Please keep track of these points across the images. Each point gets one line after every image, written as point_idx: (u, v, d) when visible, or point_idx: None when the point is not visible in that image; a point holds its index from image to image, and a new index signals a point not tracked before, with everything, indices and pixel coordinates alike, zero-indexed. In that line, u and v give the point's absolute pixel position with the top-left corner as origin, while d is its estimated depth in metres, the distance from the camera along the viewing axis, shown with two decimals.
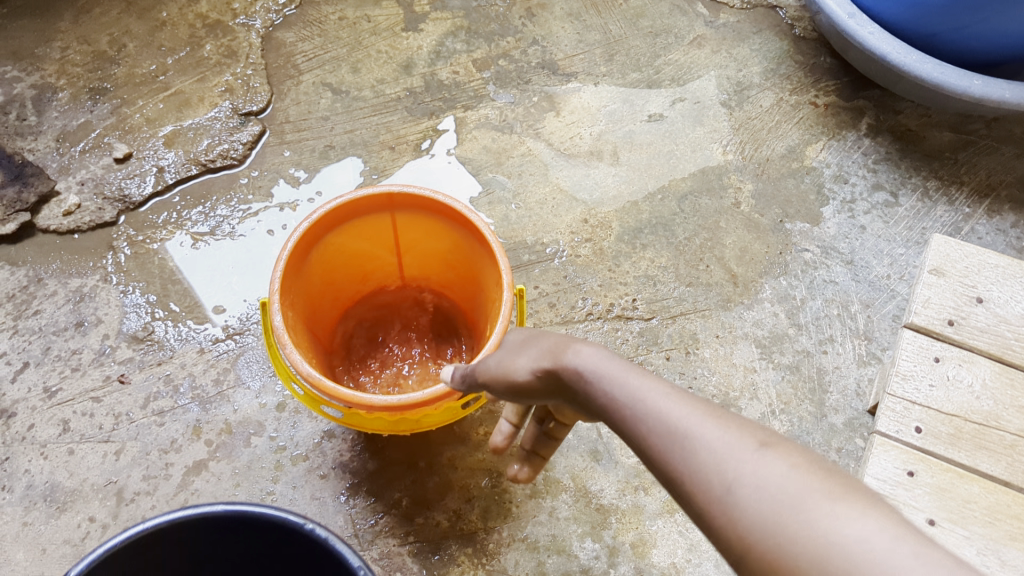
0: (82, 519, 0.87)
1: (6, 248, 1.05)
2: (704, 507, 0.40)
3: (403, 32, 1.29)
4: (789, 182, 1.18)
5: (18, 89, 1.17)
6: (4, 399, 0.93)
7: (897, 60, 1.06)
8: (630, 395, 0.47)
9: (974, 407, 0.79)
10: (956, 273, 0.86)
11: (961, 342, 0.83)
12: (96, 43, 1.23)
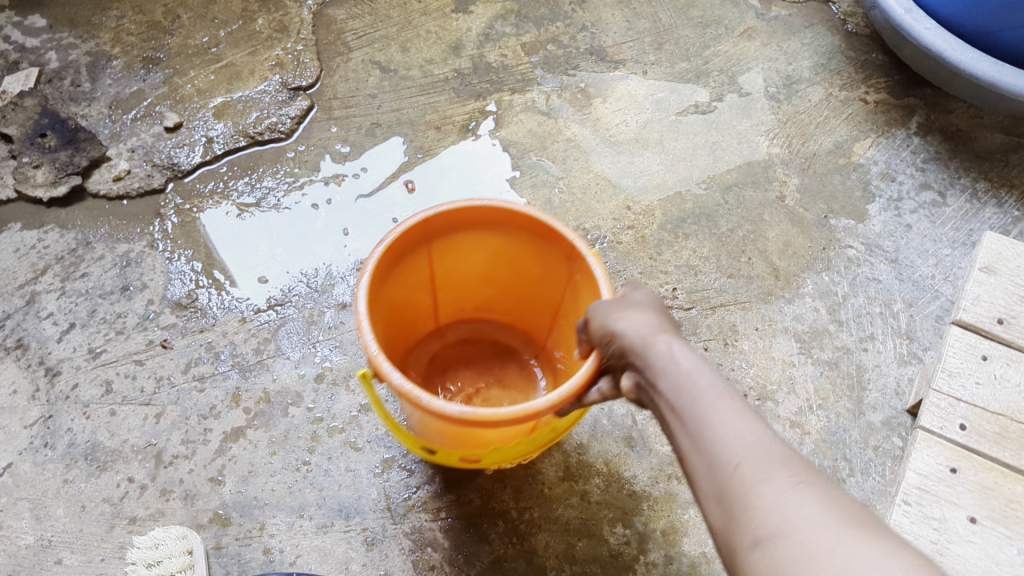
0: (121, 479, 0.88)
1: (56, 211, 1.07)
2: (759, 489, 0.45)
3: (453, 13, 1.29)
4: (835, 178, 1.17)
5: (74, 56, 1.20)
6: (50, 357, 0.95)
7: (952, 57, 1.04)
8: (711, 377, 0.51)
9: (1021, 406, 0.78)
10: (1007, 272, 0.85)
11: (1009, 340, 0.82)
12: (150, 14, 1.24)
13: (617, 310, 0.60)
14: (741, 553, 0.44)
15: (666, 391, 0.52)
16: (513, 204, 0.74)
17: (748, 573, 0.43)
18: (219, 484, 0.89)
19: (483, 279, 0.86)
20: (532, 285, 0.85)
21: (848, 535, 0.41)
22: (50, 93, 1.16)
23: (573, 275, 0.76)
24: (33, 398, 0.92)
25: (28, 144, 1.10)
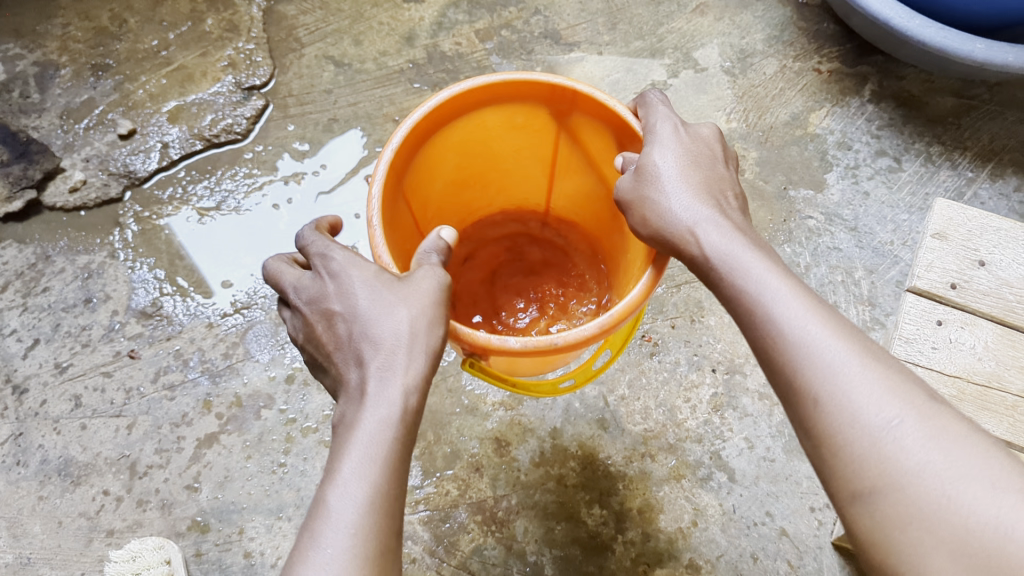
0: (97, 492, 0.88)
1: (12, 226, 1.06)
2: (846, 430, 0.48)
3: (405, 3, 1.28)
4: (793, 150, 1.18)
5: (22, 66, 1.18)
6: (16, 375, 0.94)
7: (900, 25, 1.05)
8: (782, 301, 0.54)
9: (976, 367, 0.75)
10: (958, 237, 0.80)
11: (963, 305, 0.78)
12: (97, 19, 1.22)
13: (647, 199, 0.63)
14: (844, 497, 0.48)
15: (747, 314, 0.55)
16: (463, 83, 0.71)
17: (851, 521, 0.47)
18: (196, 491, 0.89)
19: (467, 178, 0.85)
20: (521, 151, 0.84)
21: (948, 486, 0.44)
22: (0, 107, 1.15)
23: (567, 118, 0.76)
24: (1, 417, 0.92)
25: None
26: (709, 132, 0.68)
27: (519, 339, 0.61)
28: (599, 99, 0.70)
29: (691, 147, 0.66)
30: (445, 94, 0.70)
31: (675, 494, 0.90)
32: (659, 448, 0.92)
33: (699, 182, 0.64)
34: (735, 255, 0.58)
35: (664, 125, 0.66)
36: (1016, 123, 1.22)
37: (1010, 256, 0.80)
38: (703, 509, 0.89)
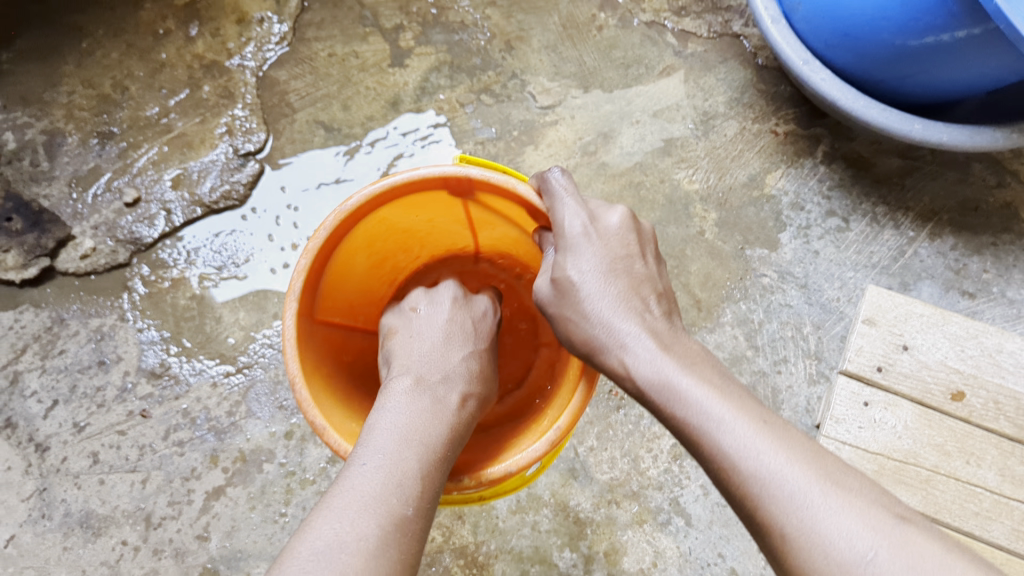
0: (116, 542, 1.01)
1: (29, 291, 1.14)
2: (819, 560, 0.52)
3: (390, 67, 1.31)
4: (750, 211, 1.26)
5: (30, 135, 1.24)
6: (38, 434, 1.04)
7: (845, 106, 1.07)
8: (729, 431, 0.59)
9: (896, 446, 0.95)
10: (886, 323, 0.99)
11: (886, 385, 0.97)
12: (99, 85, 1.26)
13: (573, 318, 0.73)
14: None
15: (698, 447, 0.60)
16: (363, 193, 0.76)
17: None
18: (206, 540, 1.02)
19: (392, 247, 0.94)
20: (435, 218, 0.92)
21: None
22: (11, 175, 1.21)
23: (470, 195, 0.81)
24: (27, 472, 1.03)
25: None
26: (613, 223, 0.75)
27: (472, 475, 0.71)
28: (495, 181, 0.74)
29: (605, 253, 0.74)
30: (350, 206, 0.76)
31: (638, 537, 1.00)
32: (624, 495, 1.02)
33: (613, 291, 0.72)
34: (682, 386, 0.63)
35: (572, 228, 0.74)
36: (956, 183, 1.29)
37: (930, 340, 0.98)
38: (662, 551, 1.00)
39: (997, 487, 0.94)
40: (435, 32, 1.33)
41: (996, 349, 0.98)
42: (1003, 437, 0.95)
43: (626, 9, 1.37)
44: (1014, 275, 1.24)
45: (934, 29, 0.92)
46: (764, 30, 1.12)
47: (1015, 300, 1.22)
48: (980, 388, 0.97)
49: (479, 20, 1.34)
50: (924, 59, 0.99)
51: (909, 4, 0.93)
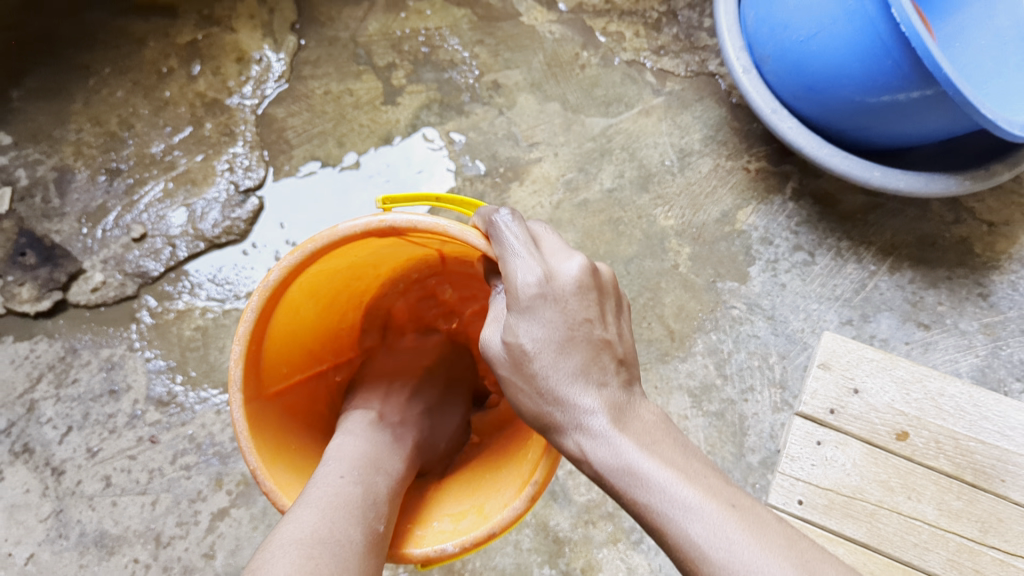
0: (128, 560, 1.10)
1: (43, 322, 1.21)
2: None
3: (383, 105, 1.35)
4: (721, 245, 1.32)
5: (42, 171, 1.29)
6: (54, 458, 1.13)
7: (810, 154, 1.11)
8: (697, 524, 0.60)
9: (844, 482, 1.06)
10: (839, 367, 1.09)
11: (838, 426, 1.08)
12: (106, 123, 1.32)
13: (528, 389, 0.68)
14: None
15: (666, 539, 0.61)
16: (283, 264, 0.71)
17: None
18: (212, 558, 1.10)
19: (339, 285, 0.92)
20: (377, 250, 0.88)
21: None
22: (24, 212, 1.26)
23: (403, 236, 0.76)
24: (44, 494, 1.11)
25: (11, 264, 1.23)
26: (569, 279, 0.67)
27: (455, 542, 0.72)
28: (425, 226, 0.69)
29: (560, 320, 0.66)
30: (276, 271, 0.72)
31: (612, 555, 1.08)
32: (600, 516, 1.09)
33: (571, 363, 0.67)
34: (648, 474, 0.63)
35: (524, 288, 0.65)
36: (916, 219, 1.34)
37: (879, 384, 1.09)
38: (634, 569, 1.08)
39: (937, 520, 1.03)
40: (425, 70, 1.38)
41: (939, 392, 1.07)
42: (942, 474, 1.05)
43: (608, 47, 1.42)
44: (966, 308, 1.29)
45: (891, 91, 0.97)
46: (735, 74, 1.15)
47: (967, 332, 1.27)
48: (922, 428, 1.07)
49: (467, 58, 1.39)
50: (884, 114, 1.03)
51: (867, 67, 0.97)
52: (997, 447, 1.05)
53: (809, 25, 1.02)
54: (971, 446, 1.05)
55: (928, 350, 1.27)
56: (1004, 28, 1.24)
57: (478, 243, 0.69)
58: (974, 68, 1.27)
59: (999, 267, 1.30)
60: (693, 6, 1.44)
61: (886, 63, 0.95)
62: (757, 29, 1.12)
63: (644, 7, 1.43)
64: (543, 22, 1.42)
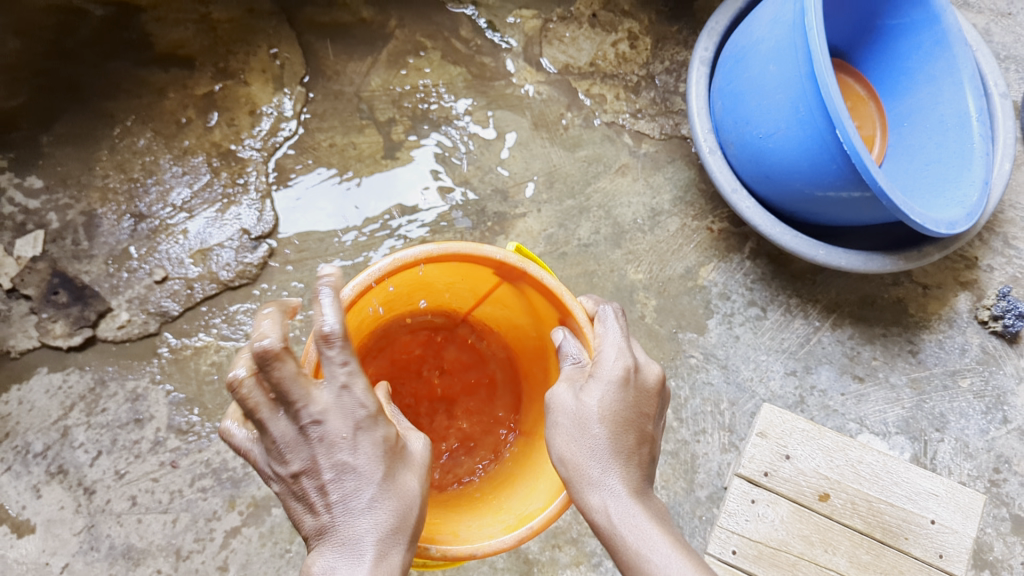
0: (152, 570, 1.25)
1: (73, 355, 1.32)
2: None
3: (384, 159, 1.43)
4: (684, 299, 1.43)
5: (71, 216, 1.34)
6: (86, 479, 1.27)
7: (766, 232, 1.23)
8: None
9: (773, 536, 1.16)
10: (774, 434, 1.19)
11: (771, 486, 1.18)
12: (129, 170, 1.37)
13: (574, 441, 0.79)
14: None
15: None
16: (428, 247, 0.84)
17: None
18: (225, 571, 1.26)
19: (405, 295, 1.02)
20: (460, 284, 1.03)
21: None
22: (56, 254, 1.33)
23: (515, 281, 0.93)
24: (77, 511, 1.26)
25: (44, 302, 1.32)
26: (652, 376, 0.83)
27: (438, 547, 0.80)
28: (550, 283, 0.86)
29: (631, 401, 0.80)
30: (430, 249, 0.84)
31: None
32: (565, 541, 1.26)
33: (625, 438, 0.79)
34: (654, 538, 0.74)
35: (616, 367, 0.81)
36: (860, 278, 1.47)
37: (807, 450, 1.20)
38: None
39: (848, 571, 1.15)
40: (423, 126, 1.44)
41: (858, 460, 1.20)
42: (855, 531, 1.17)
43: (591, 109, 1.49)
44: (897, 362, 1.43)
45: (836, 188, 1.12)
46: (701, 154, 1.26)
47: (896, 385, 1.42)
48: (841, 491, 1.18)
49: (462, 114, 1.46)
50: (826, 204, 1.17)
51: (816, 167, 1.11)
52: (903, 509, 1.18)
53: (767, 125, 1.15)
54: (881, 507, 1.18)
55: (861, 401, 1.41)
56: (947, 116, 1.30)
57: (580, 315, 0.86)
58: (919, 147, 1.36)
59: (928, 326, 1.44)
60: (669, 70, 1.51)
61: (832, 167, 1.09)
62: (724, 117, 1.24)
63: (625, 70, 1.50)
64: (531, 82, 1.49)
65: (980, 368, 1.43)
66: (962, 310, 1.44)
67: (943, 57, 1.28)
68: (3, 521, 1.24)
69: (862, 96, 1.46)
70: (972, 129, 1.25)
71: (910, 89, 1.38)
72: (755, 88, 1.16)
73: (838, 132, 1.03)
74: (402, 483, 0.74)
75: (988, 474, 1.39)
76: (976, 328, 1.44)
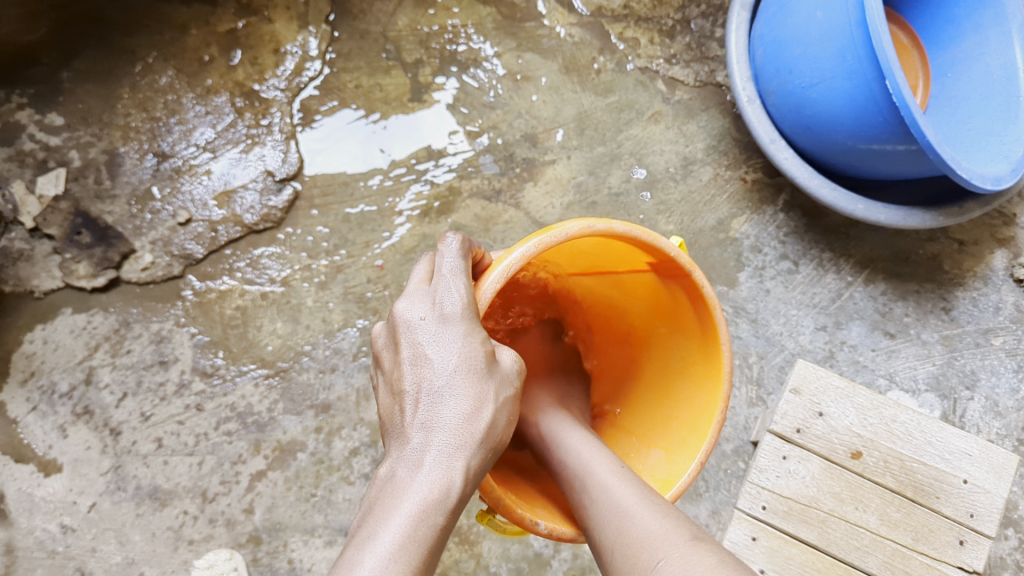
0: (178, 511, 1.26)
1: (97, 296, 1.31)
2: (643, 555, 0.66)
3: (410, 102, 1.40)
4: (714, 252, 1.40)
5: (93, 154, 1.32)
6: (112, 420, 1.27)
7: (803, 184, 1.21)
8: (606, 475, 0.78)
9: (804, 492, 1.14)
10: (808, 391, 1.18)
11: (803, 443, 1.16)
12: (152, 108, 1.34)
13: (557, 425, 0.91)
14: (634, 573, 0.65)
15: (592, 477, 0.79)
16: (615, 225, 0.77)
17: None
18: (250, 513, 1.26)
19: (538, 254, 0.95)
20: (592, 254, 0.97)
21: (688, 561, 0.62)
22: (78, 193, 1.31)
23: (664, 276, 0.89)
24: (104, 451, 1.26)
25: (68, 242, 1.30)
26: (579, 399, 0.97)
27: (547, 525, 0.81)
28: (707, 292, 0.84)
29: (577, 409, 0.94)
30: (616, 225, 0.78)
31: None
32: None
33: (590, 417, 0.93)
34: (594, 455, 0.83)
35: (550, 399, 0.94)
36: (894, 234, 1.44)
37: (841, 408, 1.18)
38: None
39: (877, 528, 1.14)
40: (451, 69, 1.41)
41: (892, 418, 1.18)
42: (887, 489, 1.16)
43: (624, 53, 1.45)
44: (930, 320, 1.41)
45: (880, 141, 1.09)
46: (739, 103, 1.23)
47: (927, 342, 1.40)
48: (874, 449, 1.17)
49: (490, 57, 1.42)
50: (865, 157, 1.15)
51: (861, 120, 1.08)
52: (935, 468, 1.16)
53: (810, 75, 1.12)
54: (914, 465, 1.16)
55: (891, 357, 1.39)
56: (993, 67, 1.26)
57: (724, 330, 0.86)
58: (963, 100, 1.32)
59: (962, 284, 1.41)
60: (706, 14, 1.46)
61: (877, 118, 1.06)
62: (764, 65, 1.21)
63: (659, 14, 1.45)
64: (563, 24, 1.44)
65: (1013, 327, 1.40)
66: (998, 268, 1.42)
67: (992, 5, 1.24)
68: (30, 459, 1.25)
69: (905, 45, 1.41)
70: (1019, 81, 1.21)
71: (955, 38, 1.34)
72: (799, 35, 1.13)
73: (887, 83, 1.00)
74: (476, 387, 0.69)
75: (1016, 433, 1.38)
76: (1011, 286, 1.42)
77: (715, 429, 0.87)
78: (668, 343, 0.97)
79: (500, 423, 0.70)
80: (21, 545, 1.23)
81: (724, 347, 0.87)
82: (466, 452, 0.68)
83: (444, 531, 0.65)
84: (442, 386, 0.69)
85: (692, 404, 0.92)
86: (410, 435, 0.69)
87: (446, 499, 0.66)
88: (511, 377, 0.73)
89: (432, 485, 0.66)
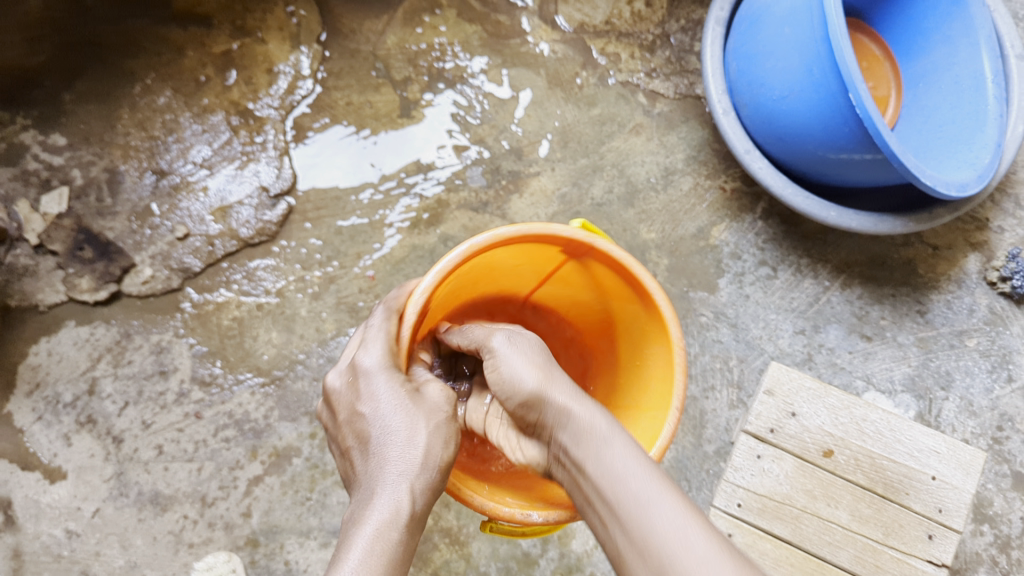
0: (179, 516, 1.30)
1: (99, 309, 1.36)
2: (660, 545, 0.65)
3: (400, 118, 1.45)
4: (695, 259, 1.45)
5: (94, 172, 1.37)
6: (114, 428, 1.32)
7: (776, 193, 1.25)
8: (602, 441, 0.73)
9: (777, 490, 1.19)
10: (781, 393, 1.22)
11: (776, 442, 1.21)
12: (151, 128, 1.39)
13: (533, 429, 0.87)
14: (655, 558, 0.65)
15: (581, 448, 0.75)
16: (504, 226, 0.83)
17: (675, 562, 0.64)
18: (248, 517, 1.31)
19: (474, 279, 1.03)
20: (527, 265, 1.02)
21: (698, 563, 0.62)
22: (80, 210, 1.36)
23: (581, 258, 0.94)
24: (107, 458, 1.31)
25: (70, 258, 1.35)
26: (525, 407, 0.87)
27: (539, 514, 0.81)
28: (616, 255, 0.87)
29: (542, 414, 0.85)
30: (500, 231, 0.83)
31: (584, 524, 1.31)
32: None
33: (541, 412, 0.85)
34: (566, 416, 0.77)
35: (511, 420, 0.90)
36: (870, 239, 1.48)
37: (813, 408, 1.22)
38: None
39: (848, 523, 1.18)
40: (439, 86, 1.46)
41: (863, 417, 1.22)
42: (857, 486, 1.20)
43: (605, 68, 1.50)
44: (905, 322, 1.45)
45: (847, 150, 1.13)
46: (714, 114, 1.28)
47: (903, 344, 1.45)
48: (845, 447, 1.21)
49: (477, 73, 1.47)
50: (835, 166, 1.19)
51: (829, 130, 1.13)
52: (904, 465, 1.20)
53: (781, 87, 1.16)
54: (883, 463, 1.21)
55: (867, 359, 1.44)
56: (962, 76, 1.30)
57: (652, 285, 0.88)
58: (934, 109, 1.36)
59: (937, 287, 1.46)
60: (685, 29, 1.51)
61: (843, 129, 1.11)
62: (738, 78, 1.25)
63: (640, 29, 1.50)
64: (546, 40, 1.49)
65: (987, 328, 1.45)
66: (971, 271, 1.46)
67: (959, 17, 1.29)
68: (36, 467, 1.30)
69: (878, 56, 1.46)
70: (986, 91, 1.26)
71: (926, 49, 1.38)
72: (769, 49, 1.18)
73: (851, 95, 1.05)
74: (407, 420, 0.77)
75: (990, 432, 1.42)
76: (985, 289, 1.46)
77: (679, 377, 0.88)
78: (626, 315, 0.99)
79: (436, 447, 0.76)
80: (28, 549, 1.28)
81: (659, 299, 0.88)
82: (409, 477, 0.74)
83: (404, 544, 0.70)
84: (381, 430, 0.77)
85: (656, 363, 0.93)
86: (365, 482, 0.76)
87: (398, 517, 0.71)
88: (442, 405, 0.80)
89: (383, 508, 0.72)
